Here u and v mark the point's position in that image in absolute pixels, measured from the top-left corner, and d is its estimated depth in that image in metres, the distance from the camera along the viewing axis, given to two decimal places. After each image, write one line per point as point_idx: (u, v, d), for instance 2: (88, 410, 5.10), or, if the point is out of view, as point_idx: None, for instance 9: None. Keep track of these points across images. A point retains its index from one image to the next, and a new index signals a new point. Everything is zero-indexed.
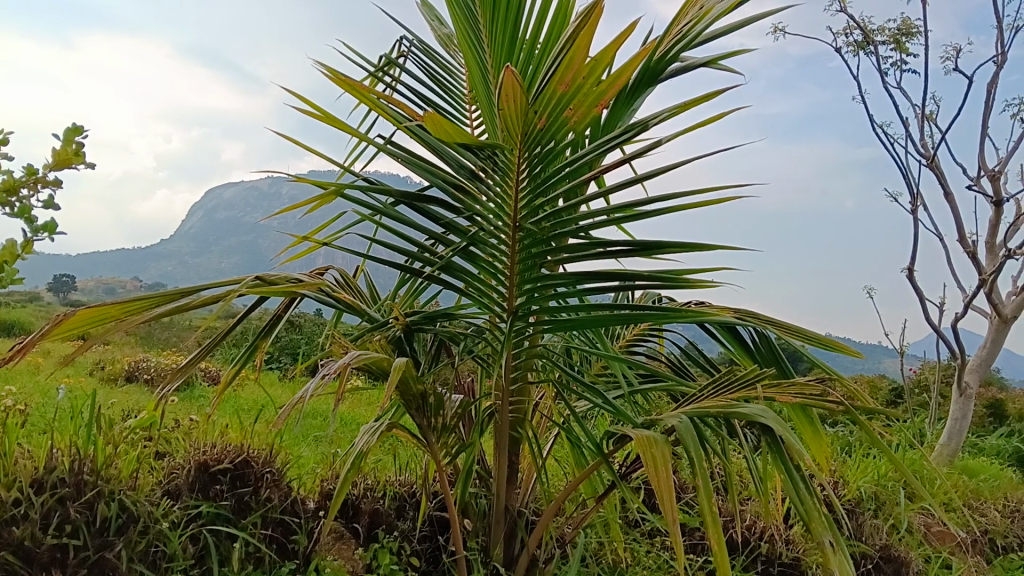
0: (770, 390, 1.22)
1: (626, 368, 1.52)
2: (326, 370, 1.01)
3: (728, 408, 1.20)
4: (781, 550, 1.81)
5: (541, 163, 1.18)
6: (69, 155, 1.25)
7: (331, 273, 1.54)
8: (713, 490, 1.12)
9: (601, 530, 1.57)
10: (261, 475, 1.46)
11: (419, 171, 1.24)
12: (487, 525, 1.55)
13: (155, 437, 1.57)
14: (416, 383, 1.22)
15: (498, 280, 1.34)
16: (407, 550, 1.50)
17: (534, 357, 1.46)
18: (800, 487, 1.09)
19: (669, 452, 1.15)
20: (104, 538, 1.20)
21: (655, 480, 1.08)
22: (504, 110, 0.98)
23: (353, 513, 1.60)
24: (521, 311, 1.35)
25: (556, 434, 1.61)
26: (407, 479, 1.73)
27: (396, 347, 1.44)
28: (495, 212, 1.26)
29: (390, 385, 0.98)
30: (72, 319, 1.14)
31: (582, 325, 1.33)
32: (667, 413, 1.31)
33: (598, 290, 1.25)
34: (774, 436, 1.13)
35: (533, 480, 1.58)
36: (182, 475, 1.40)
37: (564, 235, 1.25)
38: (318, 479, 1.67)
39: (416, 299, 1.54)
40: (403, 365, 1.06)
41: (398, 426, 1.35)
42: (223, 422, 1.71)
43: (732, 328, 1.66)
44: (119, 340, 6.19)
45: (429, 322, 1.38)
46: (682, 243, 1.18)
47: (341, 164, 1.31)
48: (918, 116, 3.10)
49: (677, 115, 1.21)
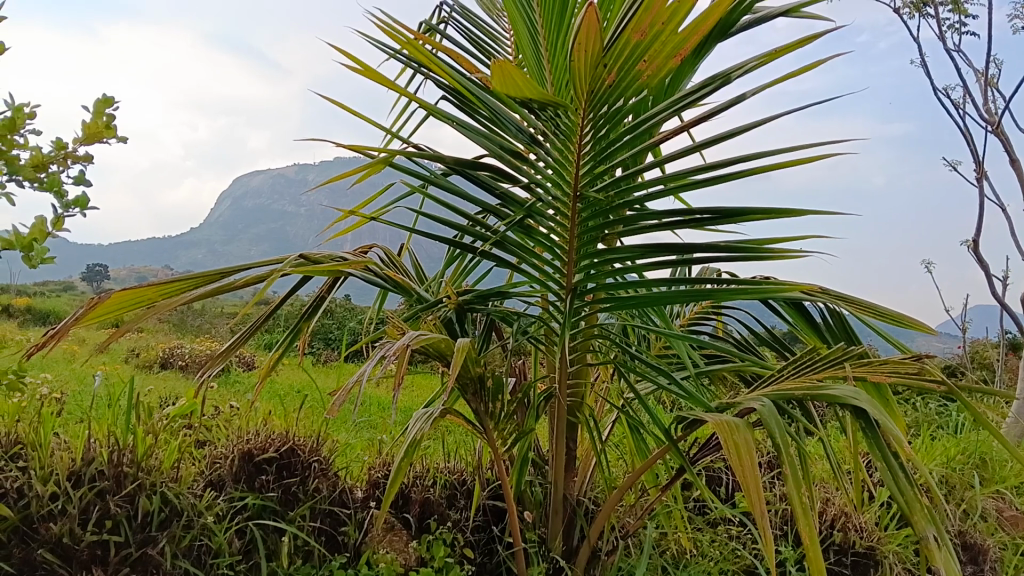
0: (860, 370, 1.12)
1: (689, 347, 1.42)
2: (382, 352, 0.92)
3: (815, 390, 1.11)
4: (854, 538, 1.72)
5: (606, 125, 1.06)
6: (100, 128, 1.18)
7: (376, 251, 1.46)
8: (801, 481, 1.03)
9: (665, 520, 1.49)
10: (309, 464, 1.39)
11: (471, 135, 1.14)
12: (545, 516, 1.46)
13: (196, 426, 1.50)
14: (475, 366, 1.13)
15: (556, 255, 1.24)
16: (460, 542, 1.42)
17: (592, 338, 1.37)
18: (900, 477, 1.00)
19: (751, 440, 1.06)
20: (146, 533, 1.13)
21: (740, 471, 0.99)
22: (574, 61, 0.88)
23: (403, 503, 1.53)
24: (579, 288, 1.26)
25: (616, 418, 1.53)
26: (456, 465, 1.66)
27: (447, 328, 1.35)
28: (554, 180, 1.15)
29: (454, 368, 0.89)
30: (106, 302, 1.08)
31: (647, 303, 1.23)
32: (742, 397, 1.22)
33: (668, 264, 1.15)
34: (869, 420, 1.04)
35: (592, 467, 1.50)
36: (226, 465, 1.33)
37: (626, 206, 1.15)
38: (365, 467, 1.61)
39: (466, 278, 1.45)
40: (465, 346, 0.98)
41: (452, 412, 1.27)
42: (266, 408, 1.65)
43: (798, 304, 1.55)
44: (154, 327, 6.22)
45: (482, 301, 1.29)
46: (766, 209, 1.06)
47: (387, 130, 1.21)
48: (982, 81, 2.95)
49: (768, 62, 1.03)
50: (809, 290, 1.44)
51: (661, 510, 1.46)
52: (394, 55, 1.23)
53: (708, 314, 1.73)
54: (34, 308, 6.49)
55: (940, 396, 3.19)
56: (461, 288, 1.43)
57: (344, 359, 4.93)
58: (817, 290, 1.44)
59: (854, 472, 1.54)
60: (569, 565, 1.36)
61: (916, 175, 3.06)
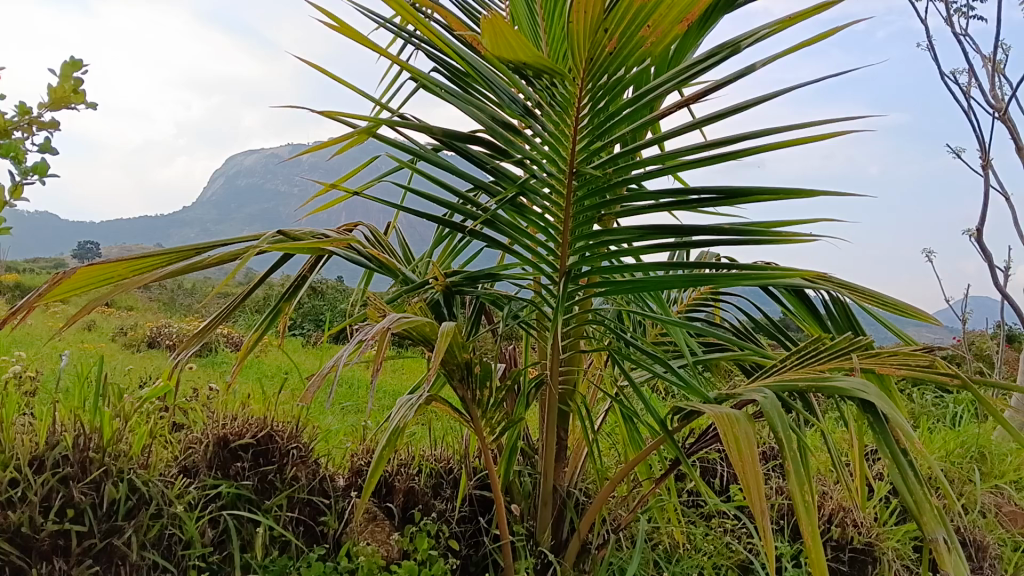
0: (868, 361, 1.06)
1: (687, 335, 1.36)
2: (360, 335, 0.86)
3: (820, 382, 1.05)
4: (853, 534, 1.68)
5: (605, 97, 0.99)
6: (67, 93, 1.11)
7: (361, 229, 1.39)
8: (803, 478, 0.98)
9: (659, 514, 1.44)
10: (287, 452, 1.33)
11: (462, 105, 1.07)
12: (533, 508, 1.41)
13: (172, 409, 1.45)
14: (462, 351, 1.07)
15: (550, 237, 1.18)
16: (444, 533, 1.37)
17: (585, 324, 1.30)
18: (908, 475, 0.94)
19: (753, 434, 1.00)
20: (112, 522, 1.08)
21: (740, 468, 0.93)
22: (573, 24, 0.81)
23: (387, 492, 1.48)
24: (573, 272, 1.19)
25: (610, 407, 1.47)
26: (443, 453, 1.60)
27: (433, 311, 1.29)
28: (548, 155, 1.09)
29: (436, 354, 0.83)
30: (71, 278, 1.00)
31: (644, 288, 1.16)
32: (743, 388, 1.16)
33: (667, 248, 1.08)
34: (878, 414, 0.98)
35: (584, 458, 1.45)
36: (199, 451, 1.27)
37: (624, 185, 1.08)
38: (347, 454, 1.55)
39: (455, 259, 1.39)
40: (450, 330, 0.91)
41: (437, 399, 1.21)
42: (246, 391, 1.58)
43: (800, 291, 1.49)
44: (143, 306, 6.15)
45: (471, 283, 1.22)
46: (775, 189, 0.99)
47: (373, 100, 1.14)
48: (988, 66, 2.90)
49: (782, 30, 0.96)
50: (811, 277, 1.37)
51: (654, 504, 1.41)
52: (385, 24, 1.15)
53: (706, 301, 1.68)
54: (20, 284, 6.41)
55: (935, 387, 3.16)
56: (449, 269, 1.36)
57: (334, 341, 4.87)
58: (819, 277, 1.37)
59: (855, 465, 1.49)
60: (558, 560, 1.31)
61: (918, 162, 3.01)
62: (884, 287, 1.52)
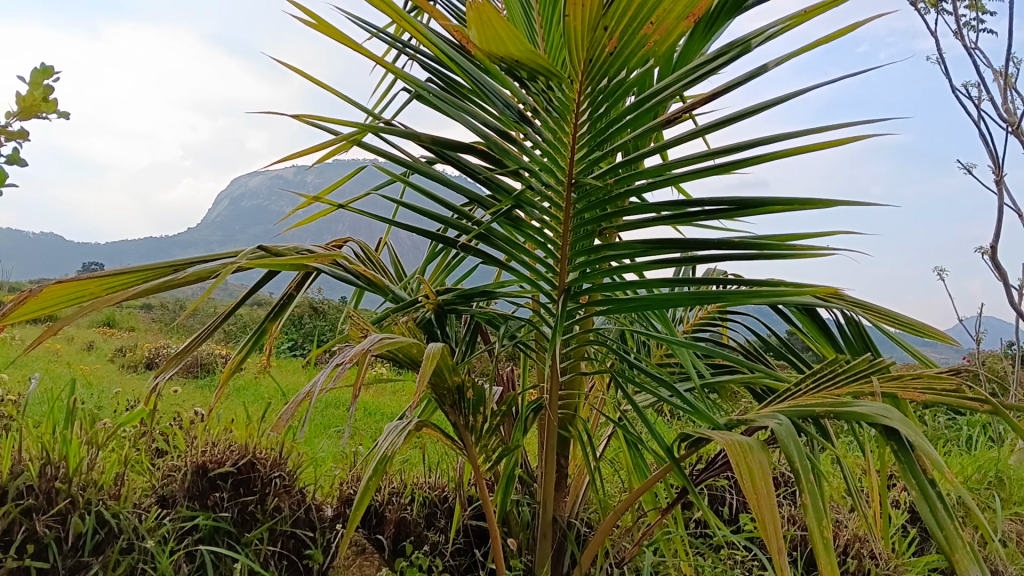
0: (890, 385, 0.99)
1: (693, 356, 1.29)
2: (338, 357, 0.79)
3: (838, 408, 0.97)
4: (869, 566, 1.62)
5: (605, 102, 0.93)
6: (37, 101, 1.04)
7: (350, 246, 1.33)
8: (822, 512, 0.91)
9: (665, 545, 1.36)
10: (269, 481, 1.26)
11: (453, 110, 0.99)
12: (531, 539, 1.34)
13: (153, 435, 1.38)
14: (452, 374, 0.98)
15: (548, 253, 1.11)
16: (438, 567, 1.29)
17: (586, 345, 1.24)
18: (937, 509, 0.86)
19: (767, 464, 0.93)
20: (77, 558, 1.01)
21: (754, 502, 0.86)
22: (570, 19, 0.74)
23: (377, 522, 1.41)
24: (573, 289, 1.13)
25: (612, 433, 1.40)
26: (438, 480, 1.53)
27: (425, 330, 1.22)
28: (546, 165, 1.02)
29: (421, 378, 0.75)
30: (37, 298, 0.92)
31: (649, 307, 1.09)
32: (754, 413, 1.08)
33: (674, 264, 1.02)
34: (902, 443, 0.91)
35: (584, 486, 1.37)
36: (177, 480, 1.20)
37: (626, 196, 1.02)
38: (337, 481, 1.48)
39: (449, 276, 1.32)
40: (438, 351, 0.83)
41: (428, 425, 1.13)
42: (231, 415, 1.51)
43: (812, 310, 1.43)
44: (143, 326, 6.10)
45: (465, 301, 1.15)
46: (788, 199, 0.92)
47: (360, 107, 1.08)
48: (1001, 78, 2.84)
49: (795, 28, 0.90)
50: (824, 294, 1.38)
51: (660, 536, 1.33)
52: (375, 32, 1.07)
53: (713, 320, 1.61)
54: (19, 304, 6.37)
55: (947, 409, 3.08)
56: (443, 286, 1.30)
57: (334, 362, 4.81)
58: (832, 295, 1.39)
59: (872, 494, 1.41)
60: None
61: (929, 177, 2.95)
62: (900, 305, 1.45)
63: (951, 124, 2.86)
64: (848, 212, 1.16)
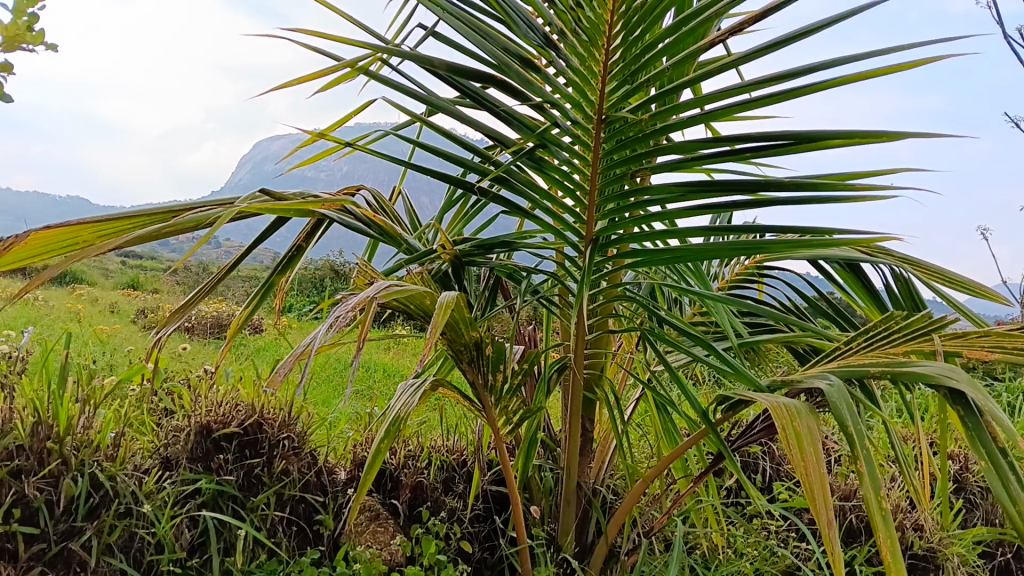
0: (952, 344, 0.90)
1: (731, 313, 1.20)
2: (341, 307, 0.71)
3: (894, 368, 0.89)
4: (912, 539, 1.55)
5: (641, 22, 0.84)
6: (19, 31, 0.94)
7: (364, 192, 1.25)
8: (879, 481, 0.83)
9: (697, 515, 1.29)
10: (276, 442, 1.20)
11: (474, 34, 0.88)
12: (555, 506, 1.27)
13: (159, 394, 1.32)
14: (471, 329, 0.89)
15: (575, 198, 1.02)
16: (456, 535, 1.23)
17: (615, 299, 1.15)
18: (1010, 481, 0.77)
19: (818, 429, 0.84)
20: (70, 522, 0.96)
21: (802, 469, 0.79)
22: None
23: (392, 487, 1.34)
24: (602, 238, 1.04)
25: (640, 396, 1.32)
26: (456, 443, 1.47)
27: (442, 284, 1.13)
28: (575, 99, 0.93)
29: (430, 332, 0.67)
30: (22, 244, 0.84)
31: (687, 257, 1.00)
32: (800, 373, 1.00)
33: (715, 209, 0.93)
34: (969, 405, 0.81)
35: (611, 452, 1.30)
36: (181, 440, 1.15)
37: (663, 134, 0.92)
38: (351, 443, 1.42)
39: (468, 226, 1.23)
40: (452, 301, 0.74)
41: (446, 385, 1.05)
42: (240, 372, 1.45)
43: (857, 267, 1.32)
44: (165, 286, 6.10)
45: (484, 251, 1.06)
46: (849, 131, 0.82)
47: (372, 36, 0.98)
48: None
49: None
50: (868, 249, 1.33)
51: (691, 504, 1.25)
52: None
53: (751, 276, 1.52)
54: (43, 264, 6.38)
55: (984, 375, 2.98)
56: (462, 236, 1.22)
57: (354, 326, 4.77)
58: (877, 250, 1.33)
59: (917, 462, 1.32)
60: (582, 567, 1.16)
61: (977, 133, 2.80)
62: (950, 259, 1.36)
63: (1004, 75, 2.70)
64: (905, 152, 1.06)
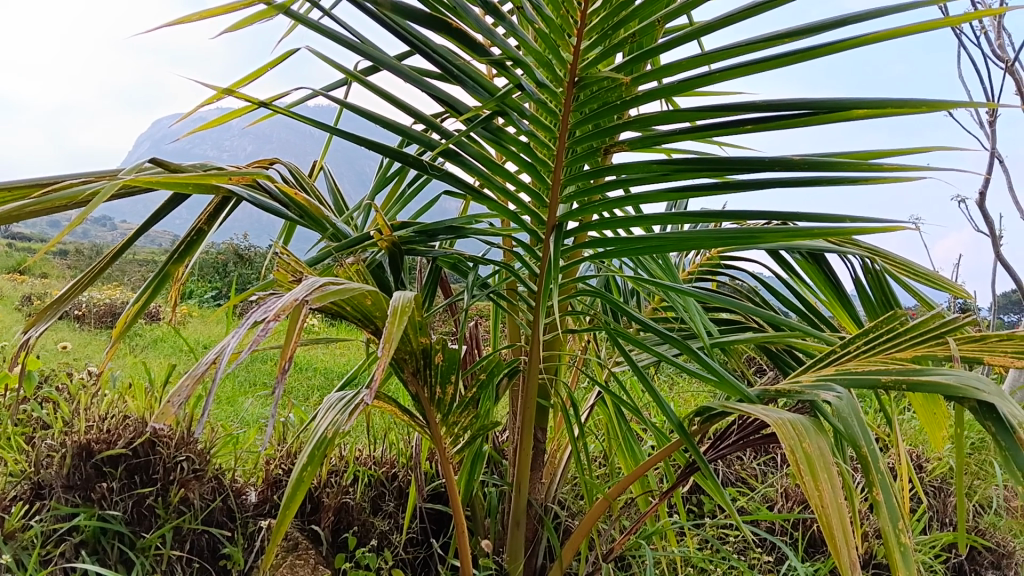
0: (968, 348, 0.77)
1: (698, 312, 1.07)
2: (260, 310, 0.54)
3: (911, 376, 0.76)
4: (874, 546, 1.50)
5: None
6: None
7: (278, 167, 1.06)
8: (895, 512, 0.71)
9: (655, 534, 1.18)
10: (173, 465, 1.08)
11: None
12: (498, 527, 1.16)
13: (33, 404, 1.16)
14: (419, 335, 0.73)
15: (535, 174, 0.87)
16: (387, 563, 1.10)
17: (574, 295, 1.01)
18: None
19: (826, 451, 0.72)
20: None
21: (818, 501, 0.66)
22: None
23: (312, 510, 1.19)
24: (564, 226, 0.88)
25: (594, 404, 1.21)
26: (386, 454, 1.33)
27: (376, 276, 0.95)
28: (541, 56, 0.77)
29: (379, 347, 0.51)
30: None
31: (663, 248, 0.86)
32: (792, 382, 0.87)
33: (705, 191, 0.79)
34: (1003, 423, 0.69)
35: (561, 466, 1.19)
36: (55, 465, 1.03)
37: (643, 102, 0.77)
38: (266, 460, 1.27)
39: (400, 208, 1.06)
40: (404, 307, 0.58)
41: (381, 398, 0.89)
42: (133, 377, 1.29)
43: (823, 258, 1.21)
44: (59, 267, 5.74)
45: (427, 239, 0.89)
46: (876, 102, 0.68)
47: None
48: None
49: None
50: (837, 239, 1.22)
51: (651, 523, 1.15)
52: None
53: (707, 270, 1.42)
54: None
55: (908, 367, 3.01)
56: (394, 220, 1.05)
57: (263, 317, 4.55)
58: (846, 240, 1.22)
59: None
60: None
61: None
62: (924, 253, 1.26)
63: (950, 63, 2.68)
64: (904, 131, 0.94)
